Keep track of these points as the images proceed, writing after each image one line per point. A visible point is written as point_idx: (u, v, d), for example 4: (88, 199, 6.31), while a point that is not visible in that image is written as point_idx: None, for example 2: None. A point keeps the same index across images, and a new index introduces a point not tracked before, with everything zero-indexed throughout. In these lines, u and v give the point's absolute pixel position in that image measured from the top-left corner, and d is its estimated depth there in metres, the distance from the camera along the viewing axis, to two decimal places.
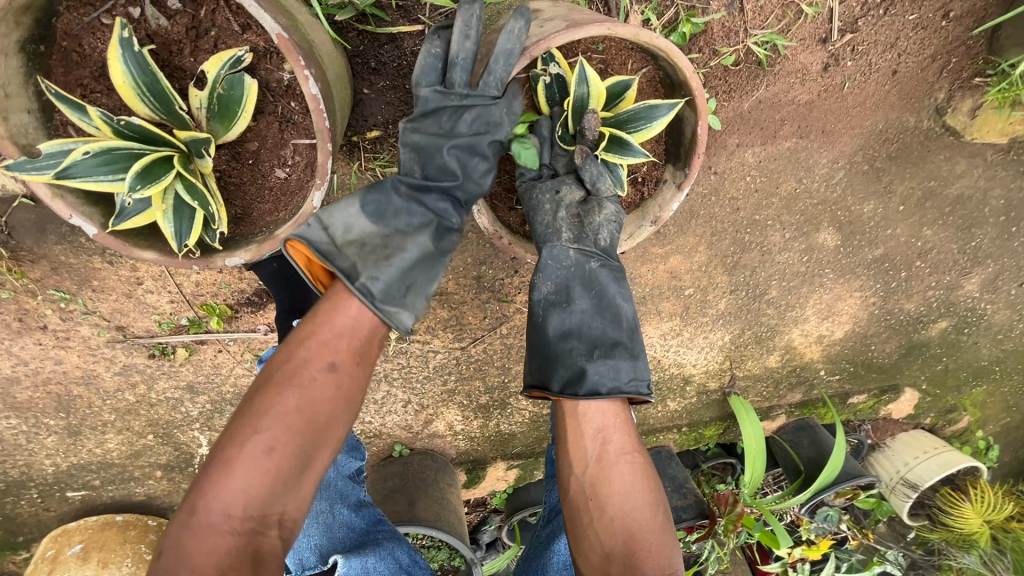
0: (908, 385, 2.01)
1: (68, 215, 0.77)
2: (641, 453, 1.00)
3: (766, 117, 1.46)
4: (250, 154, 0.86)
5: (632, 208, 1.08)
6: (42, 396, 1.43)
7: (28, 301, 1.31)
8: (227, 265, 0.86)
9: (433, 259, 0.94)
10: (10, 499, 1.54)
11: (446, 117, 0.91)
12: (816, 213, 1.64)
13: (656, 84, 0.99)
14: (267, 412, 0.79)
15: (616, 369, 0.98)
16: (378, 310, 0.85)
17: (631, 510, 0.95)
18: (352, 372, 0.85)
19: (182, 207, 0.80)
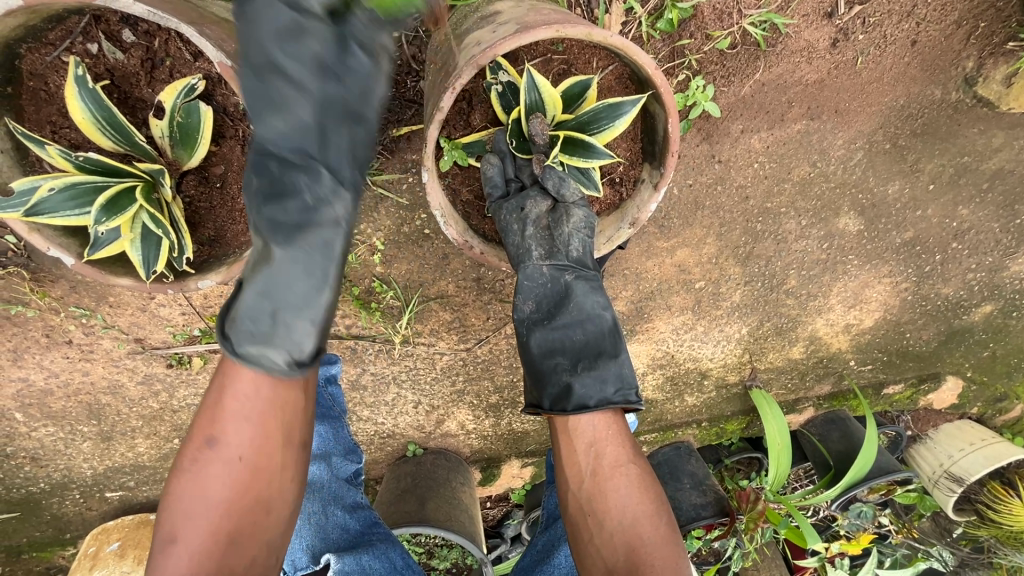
0: (948, 374, 1.88)
1: (44, 247, 0.80)
2: (638, 466, 0.98)
3: (771, 99, 1.38)
4: (217, 177, 0.89)
5: (613, 210, 1.04)
6: (74, 405, 1.52)
7: (52, 319, 1.39)
8: (199, 288, 0.88)
9: (299, 267, 0.79)
10: (55, 500, 1.65)
11: (258, 48, 0.74)
12: (835, 197, 1.54)
13: (624, 80, 0.94)
14: (172, 502, 0.80)
15: (599, 379, 0.98)
16: (231, 353, 0.77)
17: (631, 525, 0.92)
18: (232, 440, 0.80)
19: (149, 235, 0.82)
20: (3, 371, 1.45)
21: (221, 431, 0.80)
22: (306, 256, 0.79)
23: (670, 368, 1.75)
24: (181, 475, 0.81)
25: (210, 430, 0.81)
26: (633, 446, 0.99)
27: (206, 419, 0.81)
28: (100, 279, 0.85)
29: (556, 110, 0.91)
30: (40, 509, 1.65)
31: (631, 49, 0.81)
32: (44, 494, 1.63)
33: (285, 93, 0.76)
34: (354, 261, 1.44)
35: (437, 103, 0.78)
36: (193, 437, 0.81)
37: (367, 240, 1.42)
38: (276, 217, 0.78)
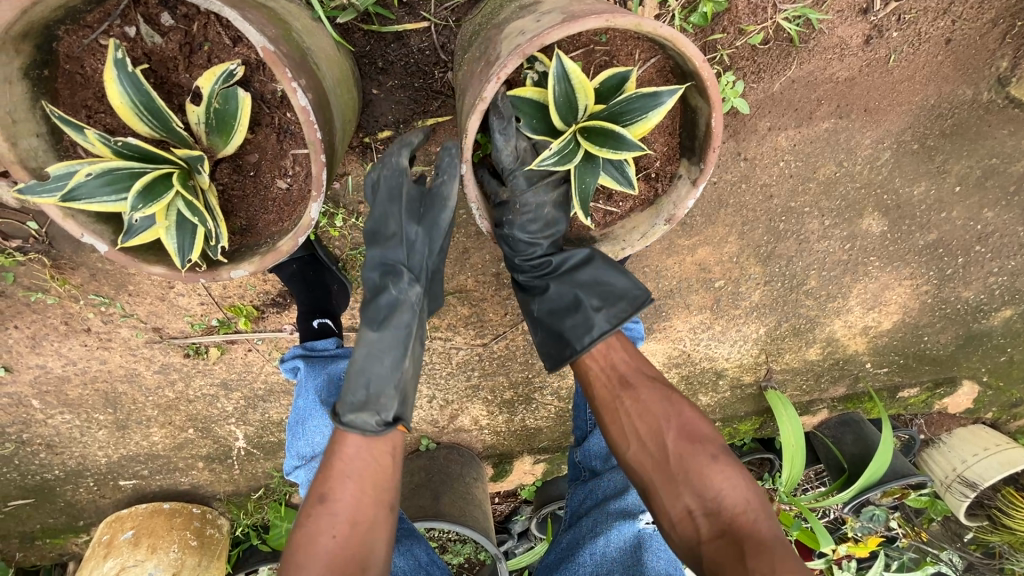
0: (965, 379, 1.86)
1: (78, 233, 0.79)
2: (633, 394, 1.05)
3: (801, 96, 1.36)
4: (251, 165, 0.87)
5: (647, 206, 1.02)
6: (91, 393, 1.52)
7: (71, 306, 1.38)
8: (232, 277, 0.87)
9: (386, 348, 0.93)
10: (69, 487, 1.65)
11: (374, 216, 0.97)
12: (860, 197, 1.52)
13: (666, 74, 0.93)
14: (291, 557, 0.90)
15: (542, 343, 1.10)
16: (337, 422, 0.91)
17: (640, 450, 1.01)
18: (341, 497, 0.93)
19: (184, 223, 0.81)
20: (21, 358, 1.44)
21: (331, 489, 0.93)
22: (392, 340, 0.94)
23: (686, 368, 1.74)
24: (298, 531, 0.92)
25: (321, 489, 0.94)
26: (627, 371, 1.08)
27: (321, 481, 0.95)
28: (132, 267, 0.84)
29: (587, 100, 0.87)
30: (54, 496, 1.65)
31: (683, 42, 0.80)
32: (58, 481, 1.63)
33: (384, 235, 0.97)
34: None
35: (480, 93, 0.76)
36: (310, 499, 0.94)
37: None
38: (373, 313, 0.95)
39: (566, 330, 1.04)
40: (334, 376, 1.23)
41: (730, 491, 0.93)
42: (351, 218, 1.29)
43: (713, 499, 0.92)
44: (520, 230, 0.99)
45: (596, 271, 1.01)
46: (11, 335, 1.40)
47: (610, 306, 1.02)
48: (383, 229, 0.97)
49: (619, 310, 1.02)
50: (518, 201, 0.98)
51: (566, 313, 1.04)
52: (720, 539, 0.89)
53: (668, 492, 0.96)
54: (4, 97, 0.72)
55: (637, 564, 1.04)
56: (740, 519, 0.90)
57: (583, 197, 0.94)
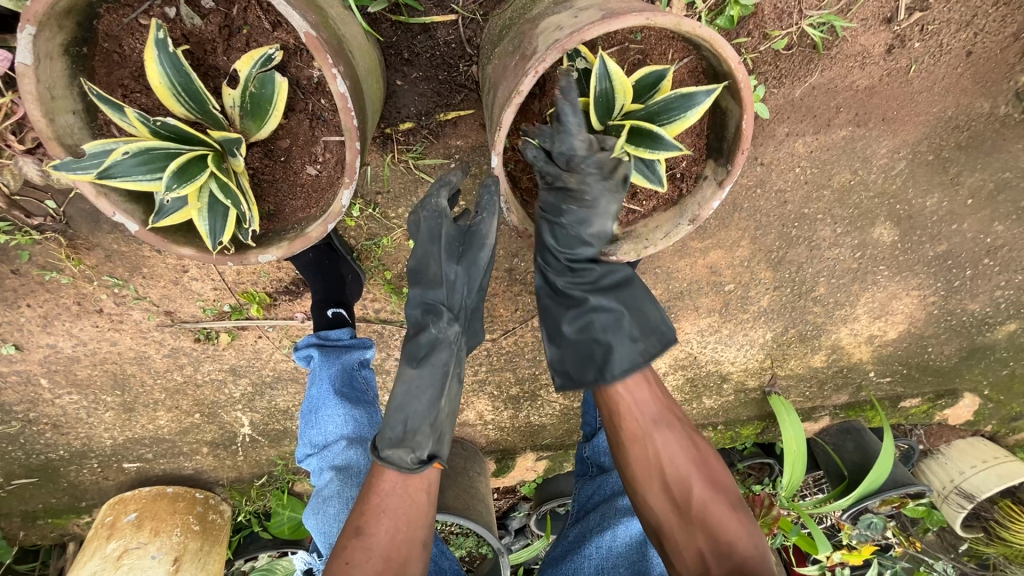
0: (967, 391, 1.87)
1: (110, 212, 0.79)
2: (665, 434, 1.02)
3: (820, 104, 1.37)
4: (282, 151, 0.88)
5: (670, 206, 1.03)
6: (100, 374, 1.52)
7: (85, 287, 1.38)
8: (260, 261, 0.87)
9: (424, 387, 0.99)
10: (73, 468, 1.65)
11: (415, 255, 1.04)
12: (872, 207, 1.53)
13: (698, 74, 0.93)
14: None
15: (560, 360, 1.07)
16: (375, 455, 0.96)
17: (662, 490, 0.99)
18: (376, 530, 0.94)
19: (216, 205, 0.82)
20: (31, 336, 1.44)
21: (367, 521, 0.94)
22: (431, 379, 1.00)
23: (691, 370, 1.75)
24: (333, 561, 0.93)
25: (357, 522, 0.95)
26: (661, 407, 1.04)
27: (358, 512, 0.97)
28: (162, 248, 0.84)
29: (625, 100, 0.89)
30: (58, 476, 1.65)
31: (719, 42, 0.81)
32: (63, 462, 1.64)
33: (426, 276, 1.03)
34: (389, 245, 1.36)
35: (517, 86, 0.76)
36: (347, 529, 0.96)
37: (404, 225, 1.33)
38: (413, 349, 1.02)
39: (597, 350, 1.02)
40: (347, 366, 1.25)
41: (743, 538, 0.95)
42: (368, 209, 1.29)
43: (726, 542, 0.94)
44: (579, 227, 0.96)
45: (635, 295, 1.04)
46: (23, 313, 1.40)
47: (645, 339, 1.02)
48: (423, 268, 1.03)
49: (653, 344, 1.03)
50: (586, 191, 0.92)
51: (602, 332, 1.01)
52: None
53: (685, 533, 0.96)
54: (45, 73, 0.73)
55: (642, 561, 1.04)
56: (750, 562, 0.93)
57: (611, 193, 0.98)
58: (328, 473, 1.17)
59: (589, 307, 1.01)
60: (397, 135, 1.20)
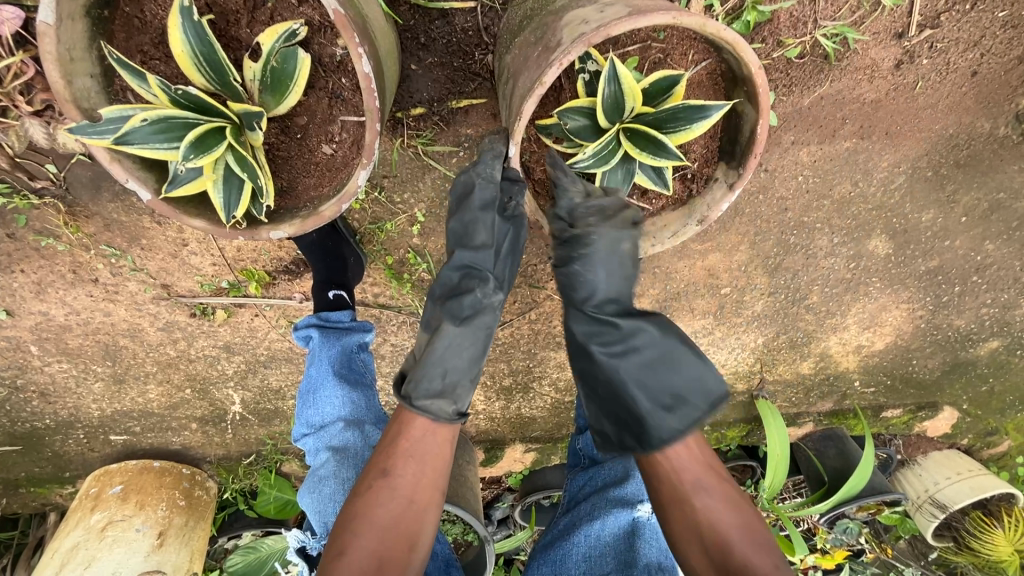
0: (948, 406, 1.92)
1: (124, 177, 0.79)
2: (705, 503, 0.90)
3: (826, 114, 1.38)
4: (298, 128, 0.88)
5: (679, 205, 1.04)
6: (91, 344, 1.50)
7: (81, 255, 1.37)
8: (271, 238, 0.87)
9: (466, 344, 1.00)
10: (58, 438, 1.63)
11: (465, 214, 1.04)
12: (870, 219, 1.56)
13: (716, 77, 0.95)
14: (354, 517, 0.89)
15: (647, 403, 0.96)
16: (414, 408, 0.95)
17: (702, 557, 0.89)
18: (403, 472, 0.92)
19: (231, 177, 0.81)
20: (23, 302, 1.42)
21: (392, 460, 0.93)
22: (473, 338, 1.01)
23: None
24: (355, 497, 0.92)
25: (385, 463, 0.93)
26: (710, 465, 0.94)
27: (380, 455, 0.95)
28: (173, 217, 0.84)
29: (633, 105, 0.89)
30: (42, 445, 1.64)
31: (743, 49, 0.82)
32: (48, 431, 1.62)
33: (474, 242, 1.04)
34: (392, 230, 1.35)
35: (540, 78, 0.77)
36: (371, 469, 0.94)
37: (409, 211, 1.32)
38: (455, 308, 1.01)
39: (634, 415, 0.97)
40: (347, 348, 1.25)
41: None
42: (373, 192, 1.29)
43: None
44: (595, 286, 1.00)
45: (667, 346, 0.98)
46: (16, 278, 1.38)
47: (684, 409, 0.96)
48: (472, 230, 1.04)
49: (693, 412, 0.96)
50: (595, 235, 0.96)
51: (631, 399, 0.97)
52: None
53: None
54: (65, 34, 0.73)
55: (629, 552, 1.00)
56: None
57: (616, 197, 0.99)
58: (325, 453, 1.17)
59: (615, 369, 0.97)
60: (408, 120, 1.20)
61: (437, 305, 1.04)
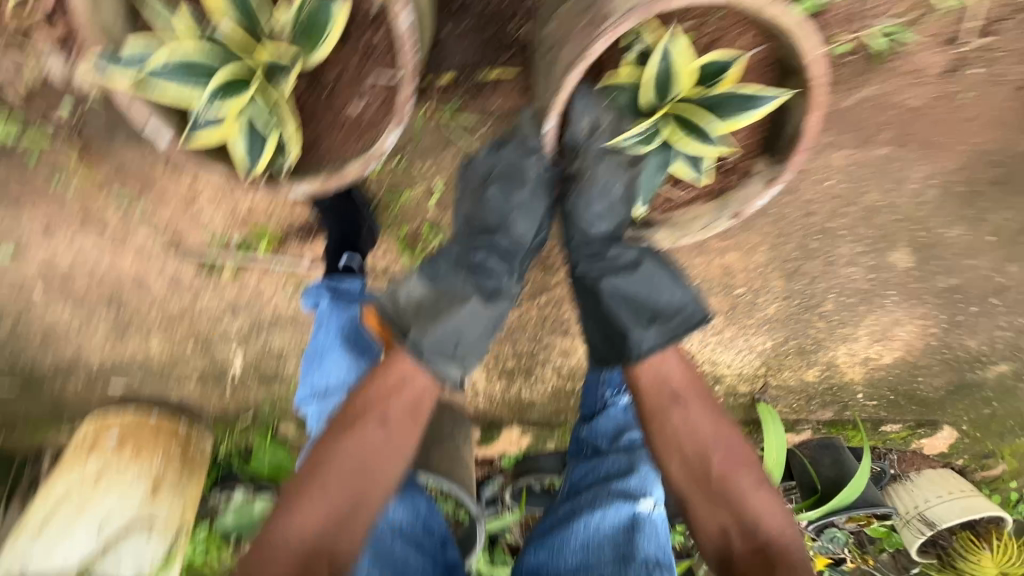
0: (948, 425, 1.89)
1: (149, 116, 0.82)
2: (682, 411, 1.01)
3: (866, 117, 1.36)
4: (329, 83, 0.88)
5: (711, 198, 1.05)
6: (97, 291, 1.49)
7: (92, 199, 1.35)
8: (289, 194, 0.88)
9: (484, 317, 1.03)
10: (57, 382, 1.62)
11: (505, 193, 1.04)
12: (895, 230, 1.53)
13: (766, 65, 0.93)
14: (331, 456, 0.96)
15: (626, 316, 1.02)
16: (421, 365, 0.99)
17: (682, 467, 0.99)
18: (388, 429, 0.98)
19: (256, 126, 0.85)
20: (31, 242, 1.40)
21: (388, 408, 0.99)
22: (492, 313, 1.03)
23: None
24: (339, 435, 0.97)
25: (381, 410, 0.98)
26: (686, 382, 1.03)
27: (370, 401, 0.99)
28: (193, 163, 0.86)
29: (683, 85, 0.92)
30: (42, 387, 1.63)
31: (802, 35, 0.84)
32: (48, 374, 1.61)
33: (506, 224, 1.06)
34: (408, 201, 1.31)
35: (588, 46, 0.77)
36: (366, 413, 0.99)
37: (427, 182, 1.29)
38: (478, 278, 1.03)
39: (616, 328, 1.03)
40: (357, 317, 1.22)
41: (764, 514, 0.96)
42: (393, 159, 1.26)
43: (750, 519, 0.95)
44: (589, 212, 1.04)
45: (650, 269, 1.03)
46: (26, 216, 1.37)
47: (662, 323, 1.02)
48: (508, 208, 1.05)
49: (671, 326, 1.02)
50: (589, 174, 1.02)
51: (613, 311, 1.02)
52: (754, 556, 0.93)
53: (709, 507, 0.97)
54: None
55: (629, 547, 1.00)
56: (773, 540, 0.94)
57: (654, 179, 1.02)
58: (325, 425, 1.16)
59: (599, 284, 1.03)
60: (435, 87, 1.17)
61: (455, 268, 1.03)
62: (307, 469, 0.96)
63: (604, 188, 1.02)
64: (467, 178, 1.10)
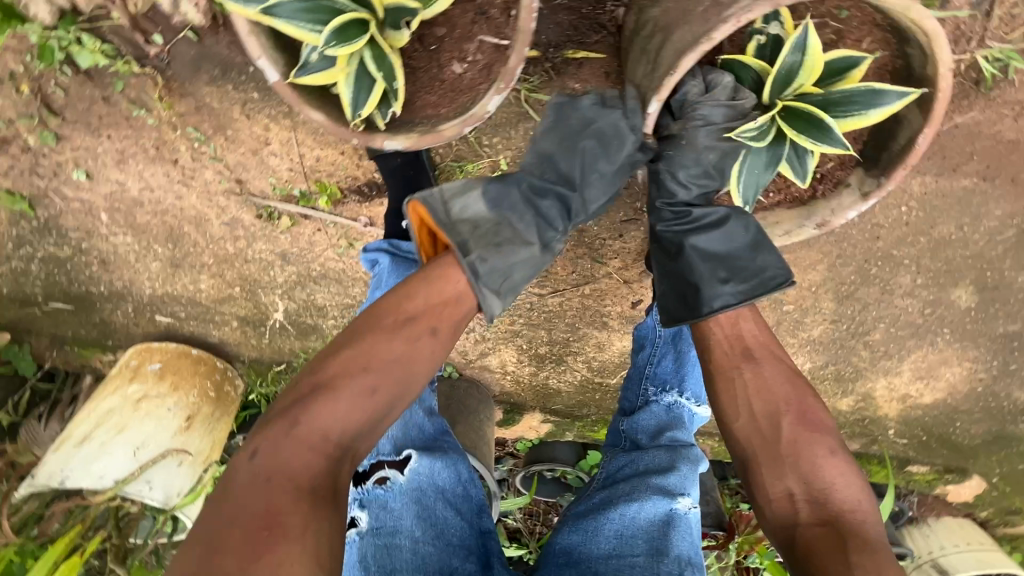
0: (977, 475, 1.78)
1: (260, 54, 0.88)
2: (755, 368, 1.03)
3: (956, 145, 1.33)
4: (435, 40, 0.98)
5: (797, 204, 1.13)
6: (158, 223, 1.53)
7: (168, 133, 1.39)
8: (385, 146, 0.94)
9: (534, 262, 1.04)
10: (107, 307, 1.68)
11: (588, 146, 1.07)
12: (963, 266, 1.47)
13: (885, 69, 0.98)
14: (373, 354, 0.86)
15: (702, 272, 1.07)
16: (475, 288, 0.96)
17: (750, 425, 0.99)
18: (432, 343, 0.91)
19: (363, 75, 0.91)
20: (104, 167, 1.45)
21: (441, 321, 0.93)
22: (540, 260, 1.05)
23: None
24: (385, 335, 0.88)
25: (433, 323, 0.92)
26: (760, 347, 1.05)
27: (421, 308, 0.92)
28: (294, 104, 0.92)
29: (808, 78, 0.94)
30: (92, 310, 1.68)
31: (940, 44, 0.86)
32: (101, 298, 1.67)
33: (579, 177, 1.09)
34: (472, 172, 1.31)
35: (710, 31, 0.83)
36: (420, 320, 0.91)
37: (494, 156, 1.28)
38: (539, 222, 1.05)
39: (690, 282, 1.08)
40: None
41: (836, 485, 0.92)
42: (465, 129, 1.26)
43: (820, 489, 0.91)
44: (682, 175, 1.06)
45: (735, 232, 1.06)
46: (102, 143, 1.41)
47: (740, 282, 1.05)
48: (586, 162, 1.09)
49: (750, 286, 1.05)
50: (687, 135, 1.03)
51: (691, 266, 1.07)
52: (821, 527, 0.87)
53: (774, 470, 0.95)
54: None
55: (663, 541, 0.99)
56: (846, 513, 0.89)
57: (759, 173, 1.05)
58: None
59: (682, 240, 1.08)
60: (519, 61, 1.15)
61: (523, 203, 1.06)
62: (342, 362, 0.85)
63: (698, 158, 1.04)
64: (563, 117, 1.11)
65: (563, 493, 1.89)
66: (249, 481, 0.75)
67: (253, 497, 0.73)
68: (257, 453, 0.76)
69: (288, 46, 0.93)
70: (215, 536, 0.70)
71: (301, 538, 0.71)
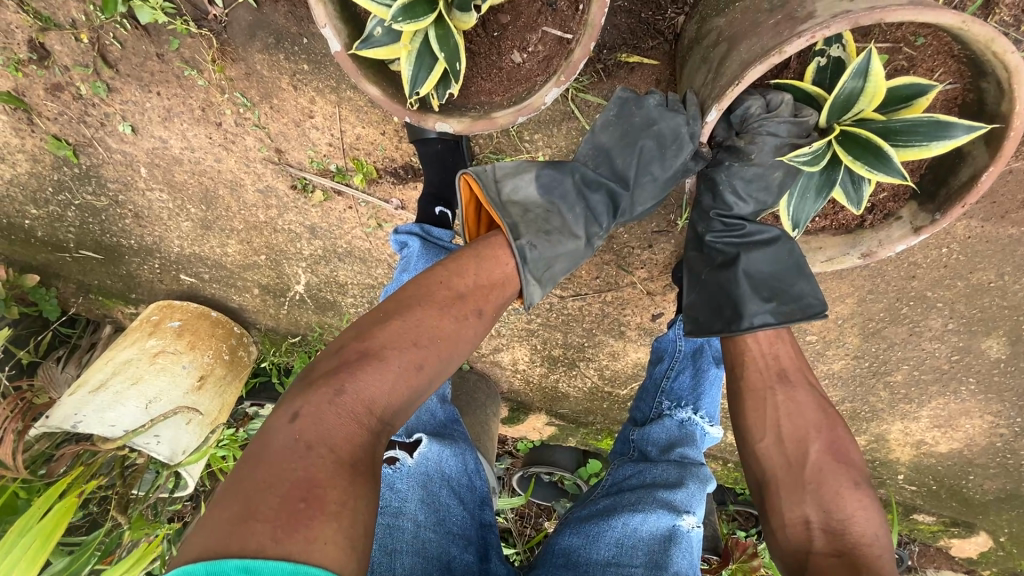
0: (984, 532, 1.73)
1: (325, 23, 0.90)
2: (787, 391, 1.02)
3: (1007, 191, 1.28)
4: (498, 26, 0.99)
5: (843, 232, 1.13)
6: (194, 183, 1.55)
7: (215, 96, 1.41)
8: (437, 128, 0.99)
9: (577, 255, 1.05)
10: (136, 260, 1.71)
11: (646, 148, 1.06)
12: (998, 316, 1.43)
13: (952, 103, 0.98)
14: (420, 328, 0.85)
15: (743, 288, 1.06)
16: (522, 272, 0.97)
17: (775, 446, 0.99)
18: (475, 324, 0.91)
19: (425, 54, 0.91)
20: (149, 123, 1.47)
21: (485, 304, 0.93)
22: (583, 253, 1.06)
23: None
24: (433, 310, 0.88)
25: (479, 305, 0.92)
26: (796, 368, 1.05)
27: (463, 288, 0.92)
28: (352, 76, 0.93)
29: (870, 104, 0.91)
30: (121, 262, 1.72)
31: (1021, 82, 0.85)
32: (130, 251, 1.70)
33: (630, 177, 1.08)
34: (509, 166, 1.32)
35: (782, 46, 0.82)
36: (465, 300, 0.91)
37: (533, 152, 1.28)
38: (587, 217, 1.05)
39: (729, 296, 1.07)
40: None
41: (857, 519, 0.90)
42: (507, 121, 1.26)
43: (839, 520, 0.89)
44: (739, 189, 1.06)
45: (782, 254, 1.06)
46: (151, 99, 1.44)
47: (780, 303, 1.05)
48: (640, 163, 1.07)
49: (790, 308, 1.04)
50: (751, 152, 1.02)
51: (733, 280, 1.07)
52: (836, 557, 0.85)
53: (794, 495, 0.94)
54: None
55: (662, 555, 0.97)
56: (864, 549, 0.86)
57: (807, 197, 1.04)
58: None
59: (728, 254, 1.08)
60: None
61: (575, 194, 1.05)
62: (387, 332, 0.84)
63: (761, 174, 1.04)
64: (626, 113, 1.08)
65: (558, 499, 1.89)
66: (289, 445, 0.71)
67: (291, 462, 0.69)
68: (301, 415, 0.73)
69: (354, 19, 0.95)
70: (249, 500, 0.65)
71: (337, 513, 0.67)
